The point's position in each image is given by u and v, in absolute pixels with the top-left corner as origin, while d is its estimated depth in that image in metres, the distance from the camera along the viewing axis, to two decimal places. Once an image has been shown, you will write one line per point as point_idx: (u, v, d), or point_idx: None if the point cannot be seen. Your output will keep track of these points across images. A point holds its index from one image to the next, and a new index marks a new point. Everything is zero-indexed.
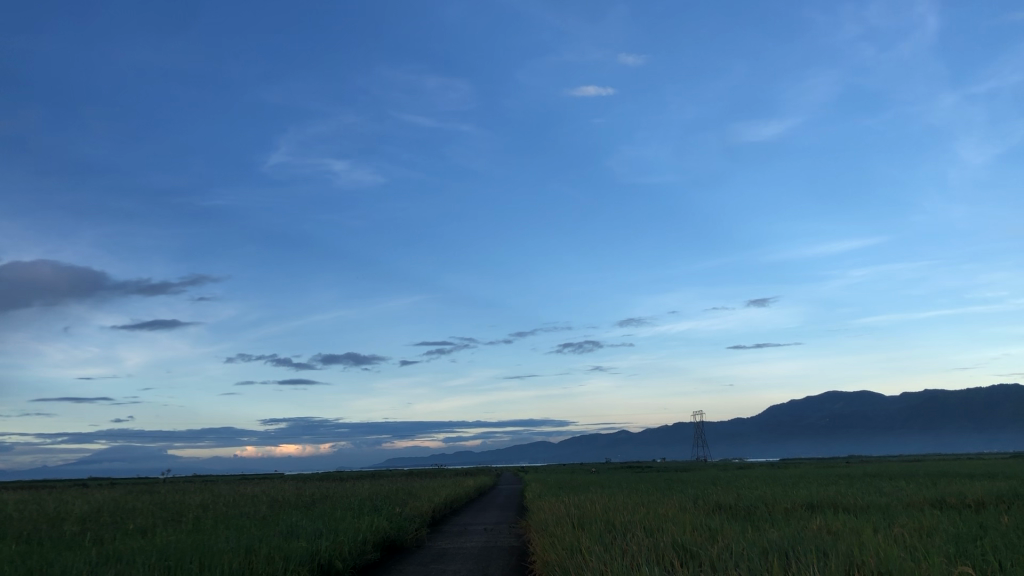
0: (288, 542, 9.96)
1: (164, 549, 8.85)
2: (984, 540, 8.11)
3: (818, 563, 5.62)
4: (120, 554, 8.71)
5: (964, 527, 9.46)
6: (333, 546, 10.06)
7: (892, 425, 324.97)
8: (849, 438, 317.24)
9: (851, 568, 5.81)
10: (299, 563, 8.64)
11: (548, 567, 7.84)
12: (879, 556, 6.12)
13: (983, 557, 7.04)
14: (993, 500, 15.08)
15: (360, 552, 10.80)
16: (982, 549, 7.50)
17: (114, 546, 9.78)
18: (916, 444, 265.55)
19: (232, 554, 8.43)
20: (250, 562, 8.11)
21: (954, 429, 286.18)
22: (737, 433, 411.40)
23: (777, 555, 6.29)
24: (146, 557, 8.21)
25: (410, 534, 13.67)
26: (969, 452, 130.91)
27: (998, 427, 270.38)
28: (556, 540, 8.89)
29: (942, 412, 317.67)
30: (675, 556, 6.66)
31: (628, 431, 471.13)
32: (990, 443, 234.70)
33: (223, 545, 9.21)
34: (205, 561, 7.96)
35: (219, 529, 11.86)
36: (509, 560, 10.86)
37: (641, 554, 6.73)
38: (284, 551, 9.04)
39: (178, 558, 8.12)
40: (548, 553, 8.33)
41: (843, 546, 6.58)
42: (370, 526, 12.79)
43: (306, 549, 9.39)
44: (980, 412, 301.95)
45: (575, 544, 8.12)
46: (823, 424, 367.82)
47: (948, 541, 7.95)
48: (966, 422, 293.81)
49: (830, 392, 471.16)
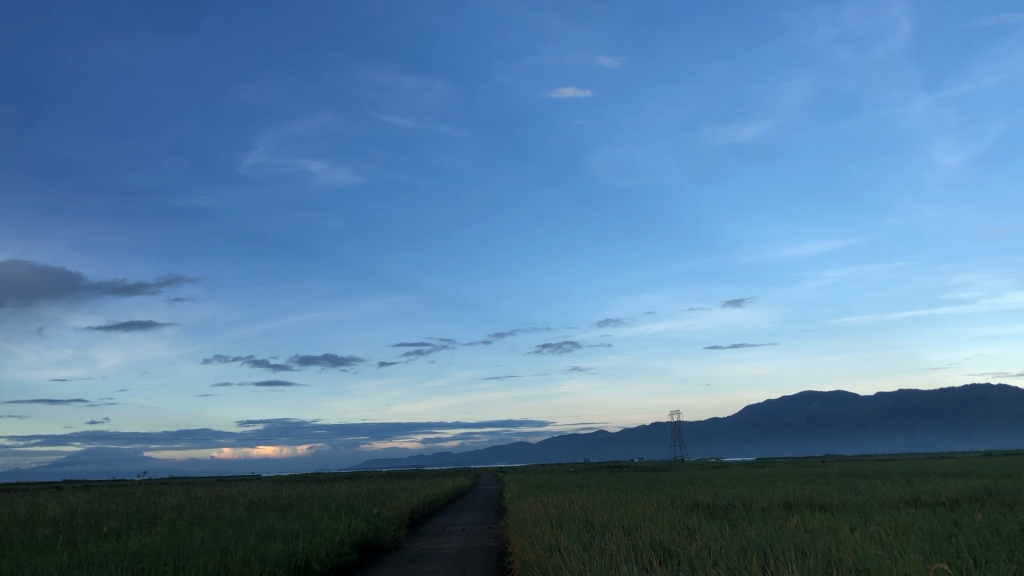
0: (264, 543, 9.90)
1: (138, 551, 8.79)
2: (961, 538, 8.13)
3: (794, 562, 5.59)
4: (94, 556, 8.63)
5: (940, 525, 9.52)
6: (310, 547, 10.01)
7: (867, 424, 328.03)
8: (825, 438, 319.86)
9: (828, 566, 5.80)
10: (275, 565, 8.57)
11: (526, 568, 7.81)
12: (855, 554, 6.12)
13: (960, 556, 7.04)
14: (967, 498, 15.18)
15: (338, 554, 10.73)
16: (959, 547, 7.50)
17: (87, 548, 9.70)
18: (891, 443, 268.07)
19: (208, 556, 8.34)
20: (224, 563, 8.05)
21: (928, 428, 289.13)
22: (715, 433, 413.61)
23: (755, 555, 6.25)
24: (120, 560, 8.14)
25: (388, 535, 13.61)
26: (945, 451, 132.28)
27: (971, 426, 273.40)
28: (535, 540, 8.85)
29: (916, 411, 320.93)
30: (653, 555, 6.63)
31: (606, 431, 472.77)
32: (964, 443, 237.31)
33: (198, 546, 9.16)
34: (179, 562, 7.89)
35: (197, 532, 11.76)
36: (488, 561, 10.83)
37: (619, 553, 6.68)
38: (260, 552, 8.98)
39: (151, 560, 8.04)
40: (526, 553, 8.29)
41: (821, 545, 6.54)
42: (348, 527, 12.74)
43: (283, 550, 9.33)
44: (954, 411, 305.51)
45: (553, 544, 8.09)
46: (799, 424, 370.44)
47: (924, 540, 7.97)
48: (940, 421, 296.88)
49: (807, 393, 474.82)
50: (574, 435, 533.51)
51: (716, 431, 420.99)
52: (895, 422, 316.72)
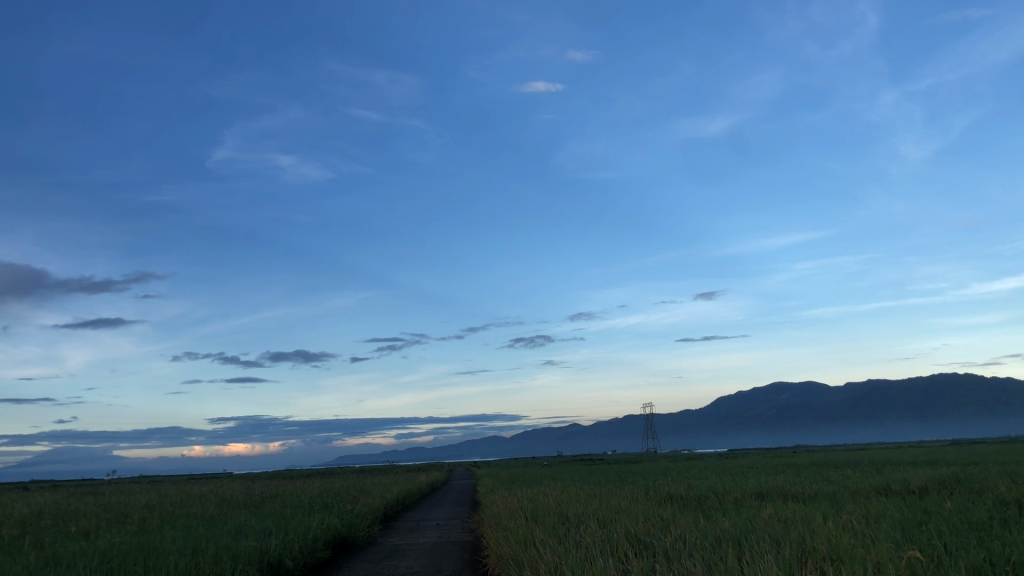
0: (236, 541, 9.78)
1: (107, 551, 8.67)
2: (930, 525, 8.22)
3: (768, 552, 5.59)
4: (60, 558, 8.39)
5: (910, 513, 9.64)
6: (282, 544, 9.88)
7: (836, 415, 332.08)
8: (795, 430, 322.75)
9: (803, 555, 5.83)
10: (247, 563, 8.46)
11: (500, 562, 7.77)
12: (828, 543, 6.15)
13: (931, 541, 7.16)
14: (935, 486, 15.39)
15: (311, 550, 10.63)
16: (929, 535, 7.56)
17: (52, 550, 9.45)
18: (860, 434, 271.10)
19: (178, 555, 8.19)
20: (197, 562, 7.91)
21: (895, 418, 292.78)
22: (687, 425, 416.23)
23: (730, 545, 6.26)
24: (87, 560, 7.99)
25: (362, 531, 13.48)
26: (912, 440, 134.00)
27: (938, 415, 277.13)
28: (509, 534, 8.83)
29: (884, 402, 325.03)
30: (628, 547, 6.65)
31: (579, 426, 474.27)
32: (931, 433, 240.35)
33: (168, 546, 9.01)
34: (149, 562, 7.74)
35: (166, 530, 11.69)
36: (462, 556, 10.76)
37: (593, 546, 6.71)
38: (231, 551, 8.84)
39: (121, 561, 7.87)
40: (501, 547, 8.25)
41: (795, 534, 6.60)
42: (321, 524, 12.62)
43: (254, 548, 9.19)
44: (921, 401, 309.95)
45: (527, 538, 8.07)
46: (770, 415, 374.40)
47: (894, 527, 8.04)
48: (907, 411, 300.80)
49: (777, 384, 479.85)
50: (548, 428, 534.59)
51: (688, 424, 423.53)
52: (863, 412, 320.88)
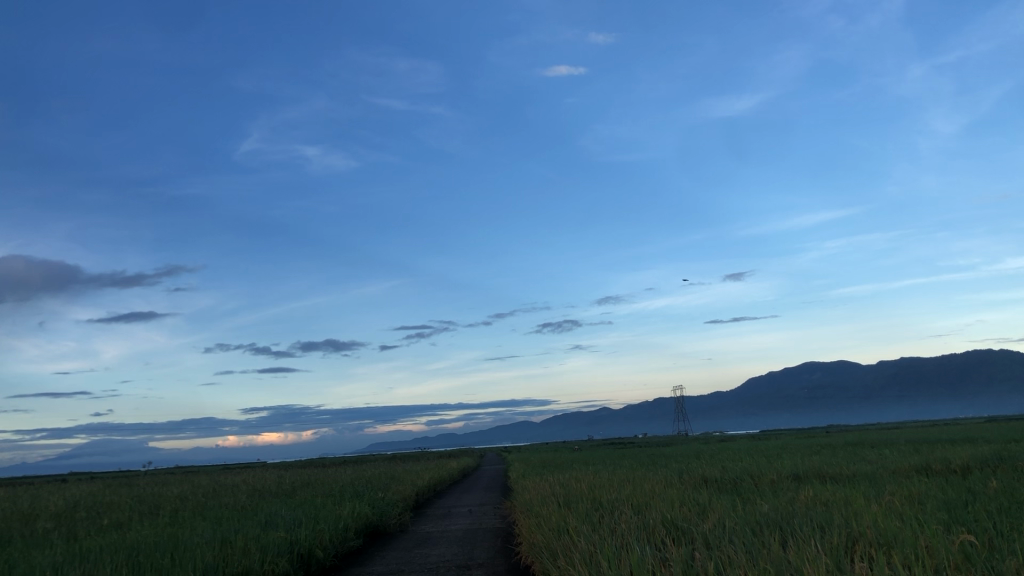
0: (265, 532, 9.67)
1: (133, 544, 8.58)
2: (978, 506, 7.93)
3: (814, 537, 5.39)
4: (88, 552, 8.34)
5: (953, 493, 9.34)
6: (312, 534, 9.74)
7: (869, 394, 329.62)
8: (828, 409, 320.52)
9: (851, 540, 5.61)
10: (277, 554, 8.36)
11: (535, 549, 7.60)
12: (877, 526, 5.91)
13: (981, 523, 6.89)
14: (977, 464, 15.09)
15: (342, 540, 10.52)
16: (977, 516, 7.30)
17: (83, 543, 9.41)
18: (895, 410, 268.01)
19: (207, 547, 8.08)
20: (224, 555, 7.79)
21: (930, 396, 289.02)
22: (717, 408, 415.18)
23: (770, 530, 6.06)
24: (114, 554, 7.88)
25: (393, 519, 13.44)
26: (956, 418, 131.58)
27: (974, 392, 273.21)
28: (542, 521, 8.69)
29: (917, 378, 322.14)
30: (666, 532, 6.52)
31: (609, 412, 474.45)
32: (965, 410, 238.11)
33: (197, 538, 8.90)
34: (177, 554, 7.67)
35: (196, 521, 11.66)
36: (494, 543, 10.65)
37: (630, 533, 6.54)
38: (261, 542, 8.70)
39: (149, 554, 7.78)
40: (534, 535, 8.10)
41: (840, 518, 6.38)
42: (352, 512, 12.54)
43: (285, 539, 9.07)
44: (955, 378, 306.95)
45: (561, 525, 7.89)
46: (802, 395, 372.81)
47: (939, 508, 7.78)
48: (941, 388, 297.36)
49: (806, 365, 477.56)
50: (579, 413, 533.49)
51: (720, 406, 421.36)
52: (896, 391, 318.13)
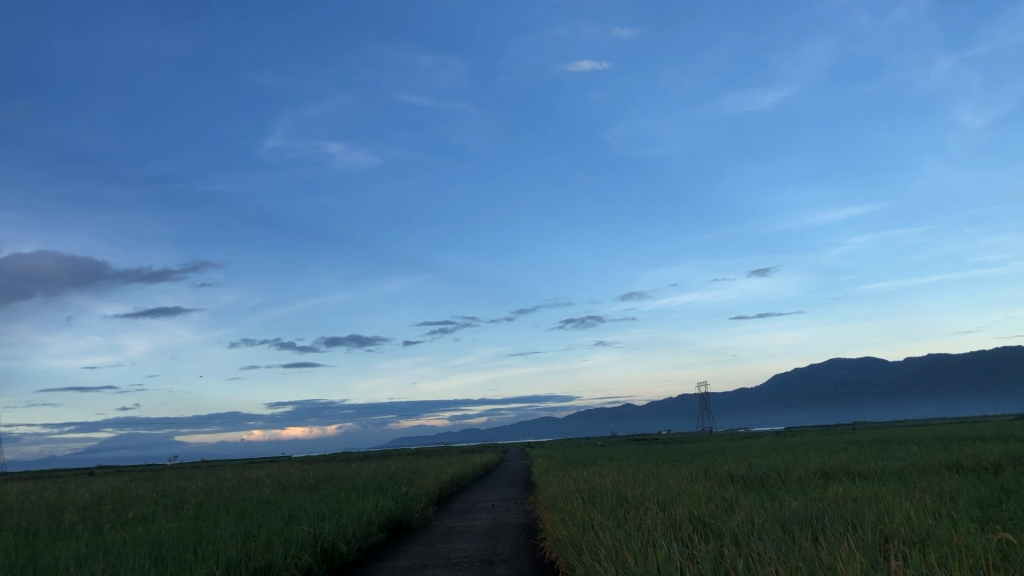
0: (289, 525, 9.66)
1: (157, 537, 8.59)
2: (1009, 504, 7.74)
3: (845, 534, 5.21)
4: (111, 545, 8.37)
5: (985, 490, 9.09)
6: (335, 528, 9.72)
7: (896, 392, 326.74)
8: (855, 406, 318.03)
9: (882, 537, 5.46)
10: (300, 548, 8.36)
11: (559, 546, 7.52)
12: (909, 524, 5.73)
13: (1012, 521, 6.69)
14: (1008, 462, 14.85)
15: (365, 534, 10.50)
16: (1009, 513, 7.09)
17: (109, 534, 9.46)
18: (922, 407, 265.33)
19: (230, 541, 8.06)
20: (247, 548, 7.78)
21: (958, 394, 286.05)
22: (741, 405, 413.08)
23: (801, 528, 5.89)
24: (138, 547, 7.88)
25: (416, 514, 13.38)
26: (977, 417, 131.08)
27: (1000, 391, 268.57)
28: (567, 517, 8.57)
29: (944, 375, 319.03)
30: (692, 530, 6.35)
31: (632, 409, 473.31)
32: (994, 407, 235.66)
33: (221, 531, 8.90)
34: (200, 548, 7.69)
35: (220, 515, 11.70)
36: (517, 538, 10.54)
37: (656, 529, 6.43)
38: (284, 536, 8.68)
39: (171, 548, 7.81)
40: (559, 530, 8.01)
41: (871, 516, 6.19)
42: (375, 506, 12.49)
43: (307, 533, 9.05)
44: (983, 374, 303.70)
45: (587, 520, 7.78)
46: (827, 392, 370.34)
47: (971, 506, 7.56)
48: (969, 385, 294.30)
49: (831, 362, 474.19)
50: (602, 408, 532.52)
51: (744, 402, 419.20)
52: (924, 388, 314.90)
